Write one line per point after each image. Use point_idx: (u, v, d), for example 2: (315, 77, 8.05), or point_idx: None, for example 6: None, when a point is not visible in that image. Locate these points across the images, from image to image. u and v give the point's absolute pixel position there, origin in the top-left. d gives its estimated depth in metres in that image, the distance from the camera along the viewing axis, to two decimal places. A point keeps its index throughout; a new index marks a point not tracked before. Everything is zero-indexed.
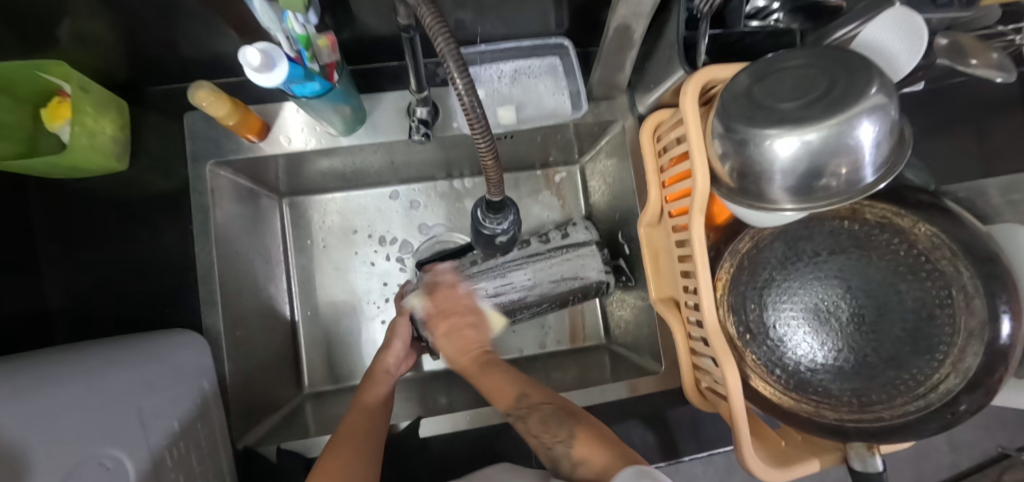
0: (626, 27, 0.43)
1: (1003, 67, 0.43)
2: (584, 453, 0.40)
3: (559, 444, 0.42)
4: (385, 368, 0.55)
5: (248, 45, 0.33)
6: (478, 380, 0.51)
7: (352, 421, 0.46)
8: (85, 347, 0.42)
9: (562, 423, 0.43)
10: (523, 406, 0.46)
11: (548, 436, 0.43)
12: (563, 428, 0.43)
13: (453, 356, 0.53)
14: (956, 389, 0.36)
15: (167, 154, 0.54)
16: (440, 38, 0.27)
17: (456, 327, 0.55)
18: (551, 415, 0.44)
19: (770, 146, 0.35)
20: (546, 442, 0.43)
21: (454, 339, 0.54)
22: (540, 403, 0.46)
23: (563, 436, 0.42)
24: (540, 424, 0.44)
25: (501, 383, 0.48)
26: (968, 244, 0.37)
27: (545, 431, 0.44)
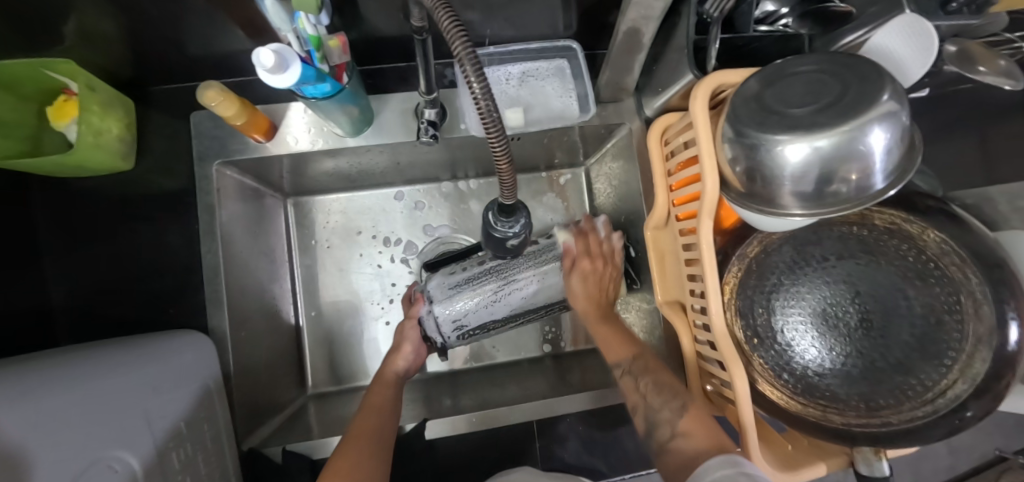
0: (635, 30, 0.43)
1: (1011, 74, 0.43)
2: (689, 428, 0.39)
3: (666, 410, 0.42)
4: (393, 370, 0.57)
5: (262, 46, 0.33)
6: (603, 327, 0.54)
7: (361, 421, 0.46)
8: (87, 350, 0.42)
9: (672, 393, 0.43)
10: (638, 364, 0.48)
11: (658, 401, 0.43)
12: (677, 397, 0.43)
13: (581, 296, 0.57)
14: (964, 395, 0.36)
15: (173, 154, 0.54)
16: (457, 42, 0.27)
17: (596, 271, 0.59)
18: (663, 382, 0.45)
19: (782, 152, 0.35)
20: (651, 404, 0.43)
21: (582, 279, 0.58)
22: (654, 369, 0.47)
23: (676, 404, 0.42)
24: (650, 387, 0.45)
25: (613, 336, 0.53)
26: (976, 250, 0.37)
27: (655, 396, 0.44)
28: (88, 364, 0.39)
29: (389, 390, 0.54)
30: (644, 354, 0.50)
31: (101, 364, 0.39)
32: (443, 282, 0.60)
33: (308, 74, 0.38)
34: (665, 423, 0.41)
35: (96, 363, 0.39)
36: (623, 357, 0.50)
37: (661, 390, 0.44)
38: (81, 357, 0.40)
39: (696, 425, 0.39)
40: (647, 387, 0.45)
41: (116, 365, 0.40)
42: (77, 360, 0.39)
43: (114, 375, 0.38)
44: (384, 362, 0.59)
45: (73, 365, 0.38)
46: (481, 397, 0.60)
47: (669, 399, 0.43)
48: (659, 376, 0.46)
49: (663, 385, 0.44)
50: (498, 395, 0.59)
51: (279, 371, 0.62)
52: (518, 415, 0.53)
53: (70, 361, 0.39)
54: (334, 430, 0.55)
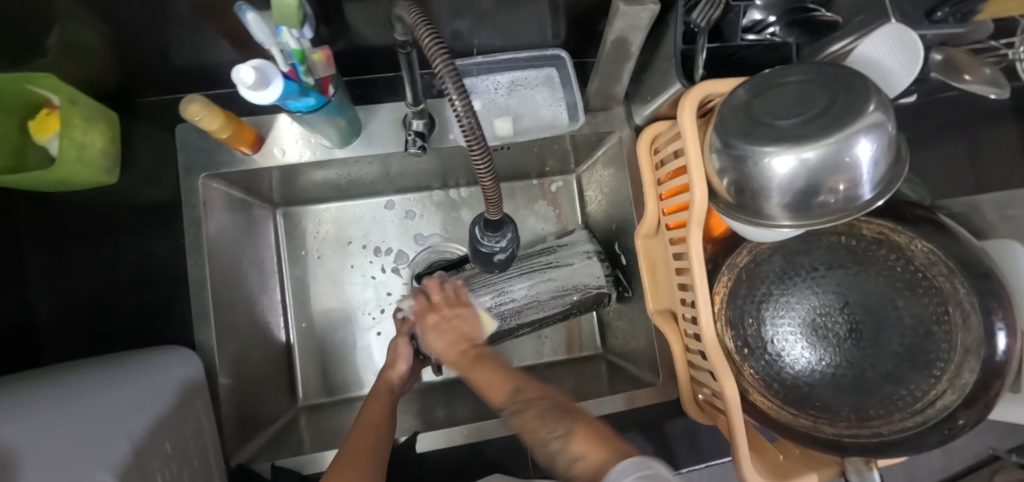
0: (623, 40, 0.43)
1: (995, 82, 0.44)
2: (582, 448, 0.37)
3: (556, 440, 0.39)
4: (388, 384, 0.56)
5: (242, 64, 0.33)
6: (478, 370, 0.48)
7: (356, 438, 0.46)
8: (71, 370, 0.41)
9: (557, 418, 0.41)
10: (522, 399, 0.44)
11: (547, 432, 0.41)
12: (563, 422, 0.40)
13: (443, 349, 0.52)
14: (953, 405, 0.36)
15: (159, 166, 0.53)
16: (438, 58, 0.27)
17: (446, 321, 0.53)
18: (547, 412, 0.42)
19: (768, 164, 0.35)
20: (545, 438, 0.40)
21: (444, 332, 0.53)
22: (534, 399, 0.44)
23: (562, 430, 0.40)
24: (539, 416, 0.42)
25: (492, 377, 0.47)
26: (965, 261, 0.37)
27: (546, 426, 0.41)
28: (71, 386, 0.38)
29: (383, 406, 0.52)
30: (537, 381, 0.47)
31: (84, 384, 0.39)
32: None
33: (291, 89, 0.38)
34: (559, 452, 0.39)
35: (78, 383, 0.38)
36: (504, 396, 0.45)
37: (554, 412, 0.42)
38: (64, 378, 0.39)
39: (588, 444, 0.37)
40: (532, 421, 0.42)
41: (99, 384, 0.39)
42: (60, 381, 0.39)
43: (99, 394, 0.38)
44: (380, 377, 0.58)
45: (55, 386, 0.37)
46: (473, 407, 0.59)
47: (554, 429, 0.40)
48: (544, 405, 0.43)
49: (549, 414, 0.42)
50: (490, 405, 0.59)
51: (269, 384, 0.61)
52: (507, 425, 0.53)
53: (52, 382, 0.38)
54: (325, 444, 0.55)
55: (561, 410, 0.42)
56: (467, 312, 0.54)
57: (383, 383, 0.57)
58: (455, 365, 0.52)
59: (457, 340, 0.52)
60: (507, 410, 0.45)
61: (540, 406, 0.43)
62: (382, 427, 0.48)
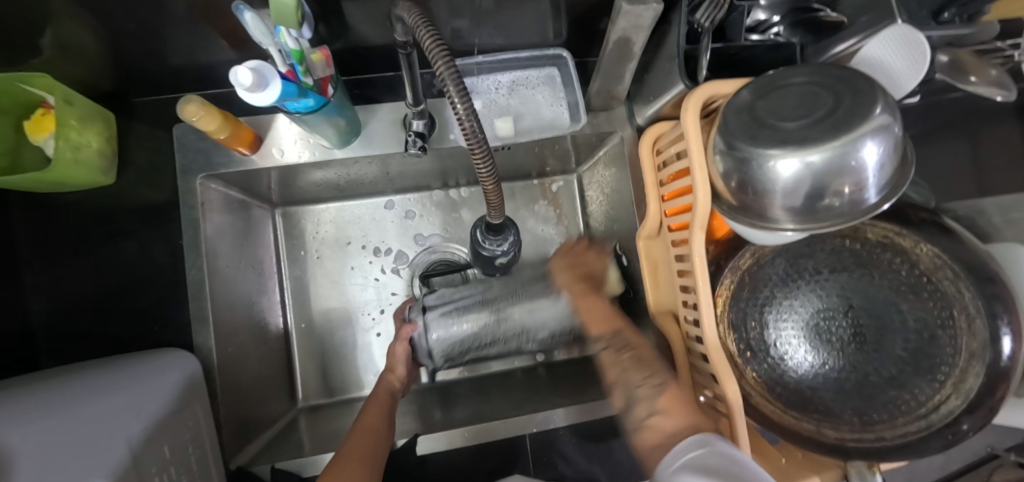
0: (626, 40, 0.43)
1: (1003, 83, 0.43)
2: (666, 406, 0.41)
3: (646, 387, 0.44)
4: (389, 387, 0.57)
5: (240, 65, 0.32)
6: (585, 304, 0.56)
7: (356, 439, 0.46)
8: (68, 374, 0.41)
9: (649, 369, 0.46)
10: (618, 340, 0.52)
11: (637, 376, 0.46)
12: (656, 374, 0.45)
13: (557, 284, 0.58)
14: (957, 410, 0.36)
15: (155, 167, 0.52)
16: (440, 61, 0.26)
17: (580, 257, 0.62)
18: (644, 356, 0.48)
19: (773, 167, 0.34)
20: (634, 380, 0.46)
21: (569, 266, 0.60)
22: (633, 345, 0.50)
23: (655, 380, 0.45)
24: (631, 362, 0.48)
25: (596, 310, 0.55)
26: (970, 265, 0.37)
27: (636, 371, 0.46)
28: (68, 391, 0.38)
29: (382, 409, 0.52)
30: (629, 330, 0.53)
31: (81, 389, 0.38)
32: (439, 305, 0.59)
33: (289, 91, 0.37)
34: (644, 400, 0.43)
35: (76, 388, 0.38)
36: (606, 331, 0.53)
37: (641, 365, 0.47)
38: (61, 383, 0.39)
39: (673, 403, 0.41)
40: (628, 361, 0.48)
41: (97, 389, 0.39)
42: (57, 386, 0.38)
43: (97, 399, 0.37)
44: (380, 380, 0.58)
45: (52, 392, 0.37)
46: (474, 409, 0.59)
47: (648, 375, 0.46)
48: (641, 352, 0.49)
49: (642, 362, 0.47)
50: (491, 407, 0.58)
51: (268, 385, 0.61)
52: (508, 426, 0.53)
53: (49, 387, 0.38)
54: (325, 446, 0.55)
55: (652, 365, 0.47)
56: (597, 255, 0.62)
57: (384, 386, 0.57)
58: (568, 293, 0.58)
59: (575, 267, 0.60)
60: (601, 343, 0.52)
61: (640, 353, 0.49)
62: (380, 427, 0.49)
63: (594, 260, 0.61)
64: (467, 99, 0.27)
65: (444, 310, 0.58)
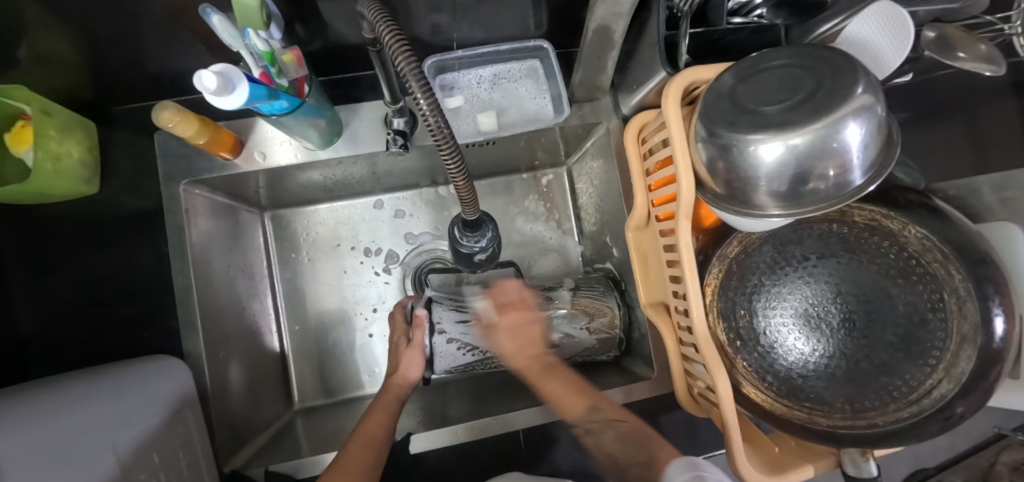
0: (605, 27, 0.42)
1: (993, 59, 0.42)
2: (656, 477, 0.43)
3: (634, 467, 0.46)
4: (395, 394, 0.54)
5: (203, 69, 0.32)
6: (545, 378, 0.54)
7: (352, 453, 0.44)
8: (54, 384, 0.41)
9: (638, 446, 0.47)
10: (595, 420, 0.50)
11: (626, 457, 0.48)
12: (643, 451, 0.46)
13: (512, 352, 0.56)
14: (949, 394, 0.36)
15: (140, 175, 0.52)
16: (400, 55, 0.26)
17: (519, 326, 0.57)
18: (626, 435, 0.48)
19: (755, 152, 0.33)
20: (620, 463, 0.48)
21: (512, 337, 0.57)
22: (613, 421, 0.49)
23: (643, 459, 0.46)
24: (616, 445, 0.49)
25: (563, 390, 0.52)
26: (959, 246, 0.36)
27: (623, 453, 0.48)
28: (56, 399, 0.38)
29: (386, 416, 0.50)
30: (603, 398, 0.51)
31: (69, 398, 0.38)
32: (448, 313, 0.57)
33: (259, 94, 0.37)
34: (637, 480, 0.46)
35: (61, 397, 0.38)
36: (580, 413, 0.51)
37: (632, 441, 0.48)
38: (48, 392, 0.39)
39: (662, 475, 0.43)
40: (612, 443, 0.49)
41: (80, 398, 0.39)
42: (43, 396, 0.38)
43: (82, 408, 0.37)
44: (384, 387, 0.56)
45: (36, 402, 0.37)
46: (469, 405, 0.59)
47: (634, 454, 0.47)
48: (624, 428, 0.49)
49: (631, 440, 0.48)
50: (485, 404, 0.59)
51: (263, 390, 0.61)
52: (506, 421, 0.53)
53: (36, 397, 0.38)
54: (322, 447, 0.55)
55: (640, 438, 0.47)
56: (535, 317, 0.58)
57: (389, 393, 0.54)
58: (524, 371, 0.56)
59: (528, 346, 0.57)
60: (581, 426, 0.51)
61: (621, 429, 0.49)
62: (382, 439, 0.47)
63: (525, 326, 0.58)
64: (433, 97, 0.26)
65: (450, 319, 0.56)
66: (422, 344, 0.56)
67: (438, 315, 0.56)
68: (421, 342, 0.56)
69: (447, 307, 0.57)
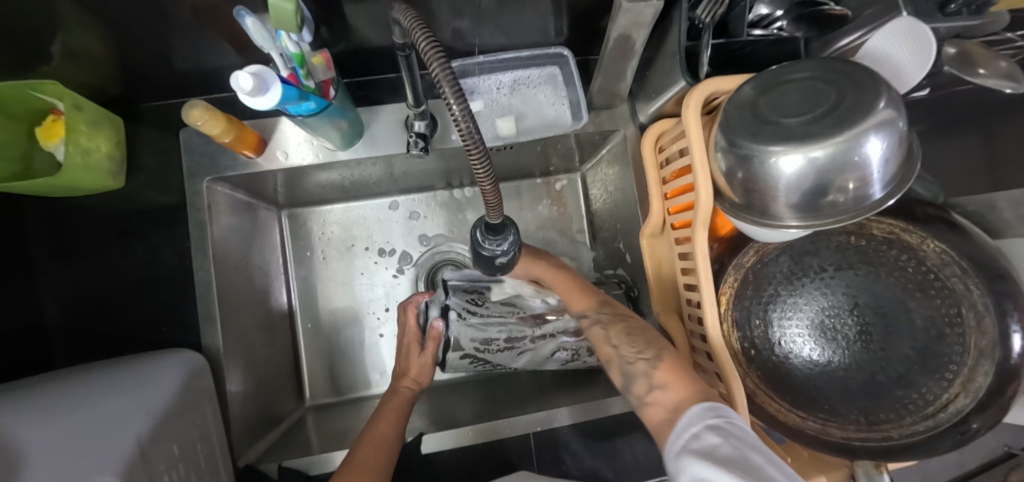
0: (627, 37, 0.42)
1: (1014, 75, 0.43)
2: (664, 379, 0.39)
3: (639, 362, 0.42)
4: (406, 397, 0.54)
5: (240, 70, 0.33)
6: (562, 280, 0.57)
7: (365, 451, 0.44)
8: (76, 375, 0.42)
9: (645, 342, 0.44)
10: (605, 314, 0.50)
11: (632, 352, 0.44)
12: (650, 347, 0.43)
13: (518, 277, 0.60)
14: (966, 409, 0.36)
15: (164, 170, 0.53)
16: (434, 61, 0.26)
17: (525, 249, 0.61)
18: (633, 331, 0.46)
19: (775, 163, 0.34)
20: (626, 356, 0.44)
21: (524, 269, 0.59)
22: (623, 315, 0.49)
23: (648, 354, 0.42)
24: (621, 338, 0.46)
25: (573, 288, 0.55)
26: (979, 262, 0.36)
27: (628, 345, 0.45)
28: (78, 390, 0.38)
29: (397, 418, 0.50)
30: (610, 302, 0.52)
31: (91, 389, 0.39)
32: (463, 330, 0.56)
33: (290, 95, 0.38)
34: (641, 375, 0.41)
35: (82, 389, 0.39)
36: (591, 305, 0.52)
37: (636, 333, 0.45)
38: (71, 383, 0.40)
39: (672, 374, 0.39)
40: (618, 337, 0.46)
41: (101, 390, 0.39)
42: (66, 386, 0.39)
43: (104, 399, 0.38)
44: (394, 389, 0.56)
45: (59, 392, 0.38)
46: (479, 407, 0.60)
47: (641, 350, 0.43)
48: (632, 324, 0.47)
49: (634, 335, 0.45)
50: (496, 406, 0.59)
51: (276, 385, 0.62)
52: (519, 426, 0.53)
53: (58, 387, 0.39)
54: (334, 443, 0.56)
55: (647, 336, 0.45)
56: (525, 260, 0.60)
57: (398, 395, 0.55)
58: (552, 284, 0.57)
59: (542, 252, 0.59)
60: (586, 318, 0.52)
61: (630, 325, 0.47)
62: (393, 440, 0.47)
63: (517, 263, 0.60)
64: (463, 99, 0.26)
65: (464, 333, 0.56)
66: (431, 361, 0.58)
67: (455, 332, 0.56)
68: (433, 351, 0.58)
69: (465, 323, 0.56)
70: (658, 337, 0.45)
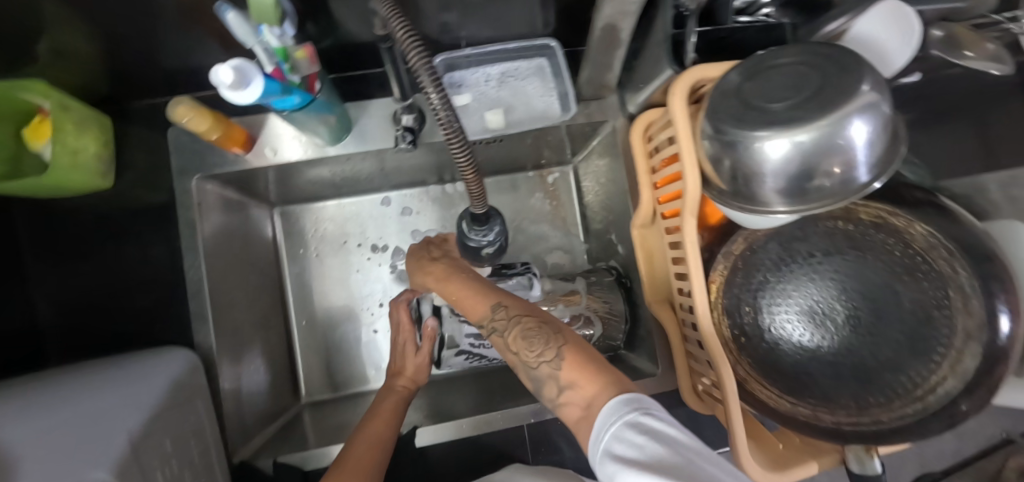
0: (613, 27, 0.42)
1: (1001, 57, 0.42)
2: (571, 377, 0.33)
3: (543, 365, 0.35)
4: (400, 395, 0.54)
5: (220, 64, 0.33)
6: (449, 283, 0.46)
7: (357, 451, 0.44)
8: (68, 373, 0.42)
9: (546, 340, 0.36)
10: (501, 317, 0.39)
11: (531, 355, 0.36)
12: (551, 345, 0.35)
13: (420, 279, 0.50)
14: (955, 391, 0.36)
15: (154, 169, 0.53)
16: (412, 51, 0.26)
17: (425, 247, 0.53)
18: (532, 332, 0.37)
19: (761, 148, 0.34)
20: (528, 362, 0.36)
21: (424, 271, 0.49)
22: (521, 316, 0.38)
23: (550, 355, 0.35)
24: (519, 343, 0.37)
25: (466, 293, 0.43)
26: (967, 244, 0.36)
27: (526, 347, 0.36)
28: (70, 388, 0.39)
29: (390, 418, 0.50)
30: (509, 297, 0.41)
31: (83, 387, 0.39)
32: (457, 327, 0.59)
33: (272, 88, 0.37)
34: (547, 379, 0.34)
35: (73, 387, 0.39)
36: (484, 309, 0.40)
37: (535, 331, 0.37)
38: (64, 381, 0.40)
39: (577, 370, 0.33)
40: (516, 343, 0.37)
41: (93, 388, 0.39)
42: (59, 384, 0.39)
43: (95, 398, 0.38)
44: (388, 386, 0.56)
45: (49, 390, 0.38)
46: (474, 400, 0.60)
47: (541, 352, 0.35)
48: (529, 322, 0.37)
49: (534, 333, 0.36)
50: (490, 399, 0.59)
51: (272, 383, 0.62)
52: (513, 418, 0.53)
53: (51, 386, 0.39)
54: (330, 439, 0.56)
55: (546, 330, 0.36)
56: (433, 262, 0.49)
57: (392, 392, 0.54)
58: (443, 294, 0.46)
59: (422, 252, 0.52)
60: (484, 328, 0.40)
61: (528, 324, 0.37)
62: (387, 439, 0.47)
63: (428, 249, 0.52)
64: (444, 92, 0.26)
65: (458, 330, 0.59)
66: (427, 359, 0.57)
67: (450, 330, 0.59)
68: (428, 351, 0.57)
69: (457, 320, 0.59)
70: (558, 327, 0.37)
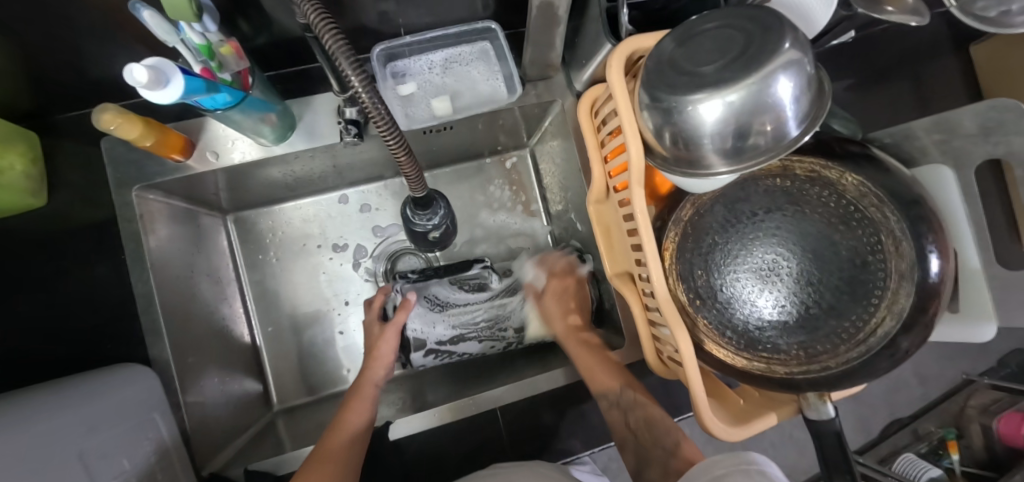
0: (548, 4, 0.41)
1: (919, 11, 0.43)
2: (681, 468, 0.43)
3: (660, 450, 0.46)
4: (372, 380, 0.53)
5: (133, 63, 0.31)
6: (576, 346, 0.55)
7: (323, 445, 0.44)
8: (8, 397, 0.40)
9: (662, 430, 0.47)
10: (628, 399, 0.49)
11: (649, 437, 0.48)
12: (669, 435, 0.46)
13: (550, 317, 0.59)
14: (893, 332, 0.38)
15: (89, 183, 0.51)
16: (328, 36, 0.27)
17: (568, 291, 0.61)
18: (655, 419, 0.48)
19: (696, 111, 0.34)
20: (645, 445, 0.48)
21: (559, 302, 0.60)
22: (643, 403, 0.49)
23: (669, 444, 0.46)
24: (641, 425, 0.48)
25: (596, 364, 0.52)
26: (892, 191, 0.38)
27: (648, 432, 0.47)
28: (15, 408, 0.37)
29: (364, 406, 0.50)
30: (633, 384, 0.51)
31: (29, 405, 0.38)
32: (423, 328, 0.57)
33: (196, 86, 0.36)
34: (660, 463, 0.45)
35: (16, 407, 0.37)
36: (613, 388, 0.50)
37: (658, 423, 0.48)
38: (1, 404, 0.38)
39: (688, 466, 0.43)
40: (637, 423, 0.48)
41: (39, 409, 0.38)
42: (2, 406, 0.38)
43: (39, 418, 0.36)
44: (362, 373, 0.54)
45: None
46: (447, 388, 0.60)
47: (661, 436, 0.47)
48: (653, 413, 0.48)
49: (654, 424, 0.48)
50: (465, 385, 0.59)
51: (242, 393, 0.61)
52: (485, 402, 0.52)
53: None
54: (305, 441, 0.55)
55: (666, 422, 0.47)
56: (580, 292, 0.61)
57: (365, 377, 0.53)
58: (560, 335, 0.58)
59: (566, 292, 0.61)
60: (607, 401, 0.50)
61: (650, 413, 0.48)
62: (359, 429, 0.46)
63: (569, 296, 0.61)
64: (370, 86, 0.29)
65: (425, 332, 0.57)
66: (389, 360, 0.55)
67: (415, 330, 0.57)
68: (400, 322, 0.55)
69: (421, 321, 0.56)
70: (675, 422, 0.48)
